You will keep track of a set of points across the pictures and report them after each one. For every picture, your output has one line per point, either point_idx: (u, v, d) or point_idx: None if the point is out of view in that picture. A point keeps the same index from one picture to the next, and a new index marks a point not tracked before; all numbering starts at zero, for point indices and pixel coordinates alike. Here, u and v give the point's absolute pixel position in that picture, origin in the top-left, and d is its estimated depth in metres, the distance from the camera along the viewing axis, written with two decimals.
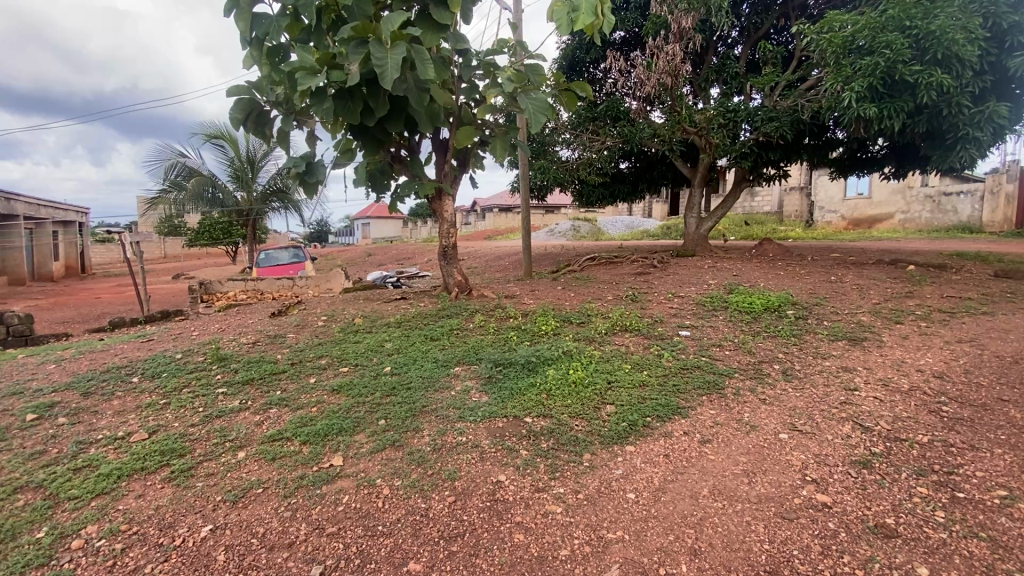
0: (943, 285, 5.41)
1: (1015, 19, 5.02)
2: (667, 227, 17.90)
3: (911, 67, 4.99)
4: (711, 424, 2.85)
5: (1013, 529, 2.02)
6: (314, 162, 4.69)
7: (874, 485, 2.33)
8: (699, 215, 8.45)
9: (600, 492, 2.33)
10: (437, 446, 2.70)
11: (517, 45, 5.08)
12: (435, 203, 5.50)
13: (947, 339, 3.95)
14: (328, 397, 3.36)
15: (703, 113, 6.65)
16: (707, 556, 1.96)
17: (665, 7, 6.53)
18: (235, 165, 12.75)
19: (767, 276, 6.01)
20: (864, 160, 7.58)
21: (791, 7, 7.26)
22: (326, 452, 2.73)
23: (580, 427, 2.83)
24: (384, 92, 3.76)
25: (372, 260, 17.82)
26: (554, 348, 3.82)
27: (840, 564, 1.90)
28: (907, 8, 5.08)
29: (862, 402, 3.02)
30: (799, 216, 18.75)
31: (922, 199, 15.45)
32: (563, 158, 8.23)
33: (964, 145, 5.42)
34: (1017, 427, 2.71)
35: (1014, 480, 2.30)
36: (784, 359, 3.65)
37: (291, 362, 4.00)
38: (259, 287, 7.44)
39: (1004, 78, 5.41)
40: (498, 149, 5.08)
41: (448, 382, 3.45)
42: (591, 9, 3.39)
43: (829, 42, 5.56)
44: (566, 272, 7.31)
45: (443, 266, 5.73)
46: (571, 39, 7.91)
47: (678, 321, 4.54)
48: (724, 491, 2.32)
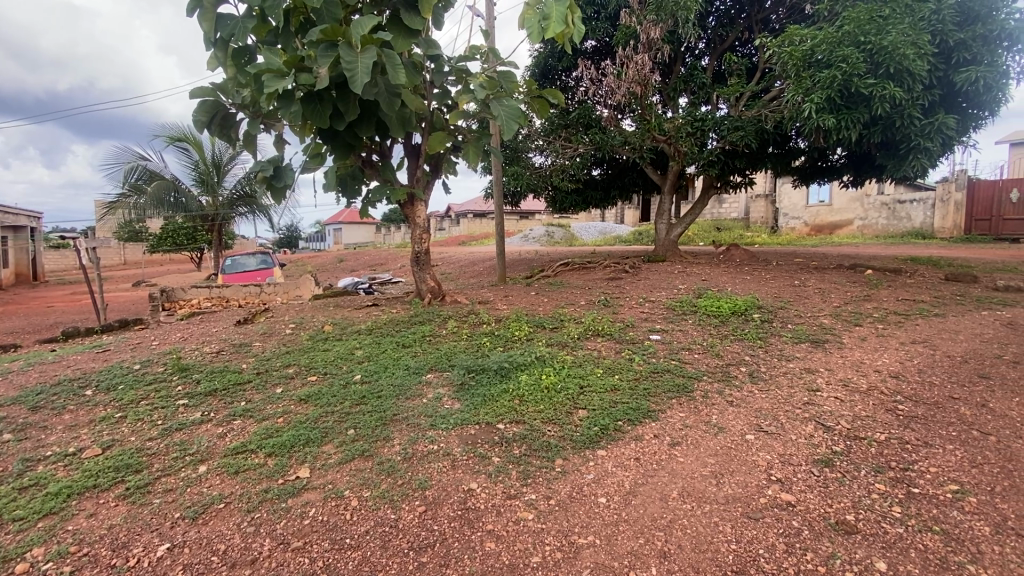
0: (898, 289, 5.64)
1: (959, 37, 5.34)
2: (639, 233, 18.19)
3: (865, 80, 5.22)
4: (680, 426, 2.89)
5: (965, 523, 2.12)
6: (282, 166, 4.60)
7: (835, 483, 2.40)
8: (669, 221, 8.64)
9: (571, 498, 2.32)
10: (408, 456, 2.66)
11: (489, 51, 5.13)
12: (408, 209, 5.47)
13: (902, 339, 4.13)
14: (295, 407, 3.27)
15: (672, 122, 6.80)
16: (676, 558, 1.97)
17: (634, 18, 6.67)
18: (200, 169, 12.37)
19: (734, 280, 6.20)
20: (824, 169, 7.83)
21: (754, 20, 7.51)
22: (293, 464, 2.66)
23: (553, 433, 2.83)
24: (353, 96, 3.74)
25: (344, 266, 17.59)
26: (526, 354, 3.82)
27: (803, 561, 1.95)
28: (861, 24, 5.32)
29: (823, 403, 3.12)
30: (765, 222, 19.51)
31: (878, 206, 16.13)
32: (537, 164, 8.27)
33: (916, 154, 5.68)
34: (967, 424, 2.86)
35: (965, 475, 2.42)
36: (750, 362, 3.75)
37: (258, 371, 3.88)
38: (225, 294, 7.24)
39: (951, 92, 5.73)
40: (471, 154, 5.11)
41: (420, 390, 3.40)
42: (560, 18, 3.52)
43: (789, 55, 5.75)
44: (540, 277, 7.42)
45: (416, 272, 5.68)
46: (543, 48, 8.01)
47: (649, 325, 4.61)
48: (693, 492, 2.35)
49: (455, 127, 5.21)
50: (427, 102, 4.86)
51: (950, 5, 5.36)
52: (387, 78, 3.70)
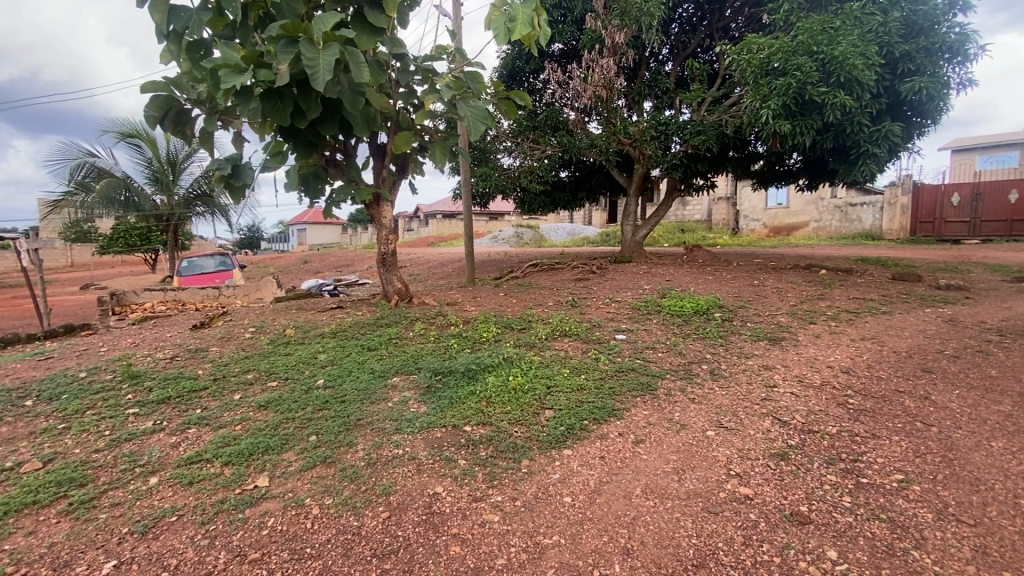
0: (850, 288, 5.91)
1: (904, 49, 5.65)
2: (606, 234, 18.42)
3: (818, 88, 5.45)
4: (644, 424, 2.95)
5: (909, 510, 2.24)
6: (241, 165, 4.45)
7: (790, 475, 2.49)
8: (635, 223, 8.80)
9: (537, 498, 2.33)
10: (372, 461, 2.61)
11: (456, 52, 5.11)
12: (373, 209, 5.38)
13: (853, 336, 4.33)
14: (254, 414, 3.16)
15: (637, 125, 6.94)
16: (639, 555, 2.00)
17: (600, 22, 6.76)
18: (154, 167, 11.84)
19: (697, 280, 6.36)
20: (781, 173, 8.11)
21: (715, 28, 7.73)
22: (251, 472, 2.57)
23: (519, 434, 2.84)
24: (315, 93, 3.64)
25: (309, 267, 17.15)
26: (494, 355, 3.81)
27: (760, 553, 2.01)
28: (814, 35, 5.55)
29: (780, 398, 3.24)
30: (726, 223, 20.25)
31: (832, 209, 16.83)
32: (505, 165, 8.27)
33: (865, 159, 5.95)
34: (911, 416, 3.02)
35: (909, 465, 2.56)
36: (712, 360, 3.85)
37: (214, 377, 3.74)
38: (180, 297, 6.95)
39: (897, 101, 6.05)
40: (438, 155, 5.07)
41: (385, 394, 3.34)
42: (527, 20, 3.59)
43: (748, 63, 5.93)
44: (509, 278, 7.43)
45: (382, 273, 5.59)
46: (511, 49, 8.02)
47: (615, 325, 4.68)
48: (656, 489, 2.39)
49: (421, 127, 5.16)
50: (392, 101, 4.79)
51: (895, 19, 5.66)
52: (350, 76, 3.63)
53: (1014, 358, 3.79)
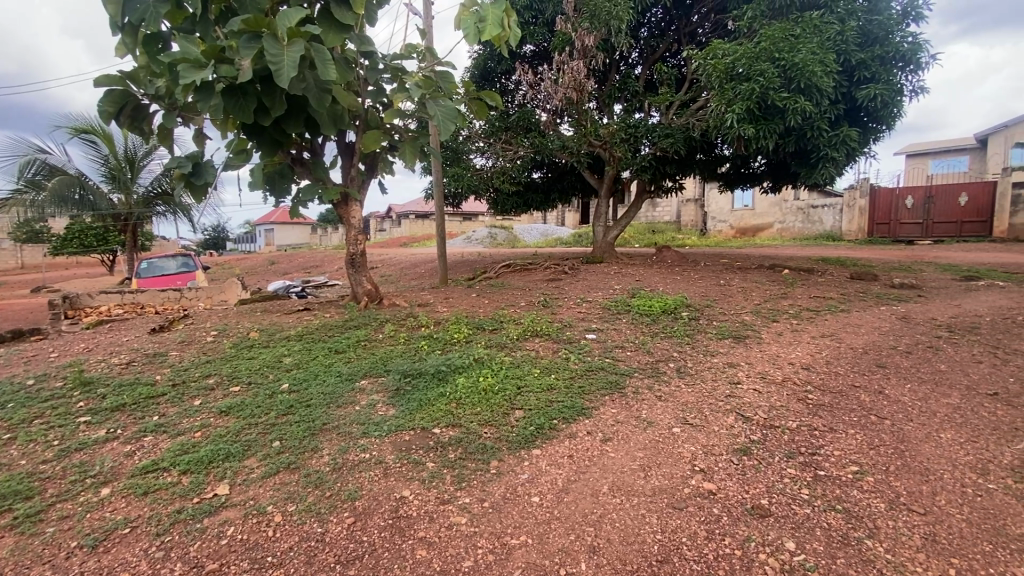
0: (811, 287, 6.12)
1: (859, 57, 5.90)
2: (579, 235, 18.58)
3: (780, 94, 5.61)
4: (612, 422, 2.98)
5: (863, 500, 2.33)
6: (202, 163, 4.30)
7: (752, 470, 2.55)
8: (606, 224, 8.90)
9: (505, 499, 2.32)
10: (337, 466, 2.56)
11: (427, 51, 5.06)
12: (342, 209, 5.29)
13: (813, 333, 4.48)
14: (214, 421, 3.06)
15: (607, 127, 7.02)
16: (604, 552, 2.02)
17: (570, 24, 6.81)
18: (111, 164, 11.33)
19: (666, 280, 6.48)
20: (747, 175, 8.31)
21: (683, 33, 7.88)
22: (211, 481, 2.49)
23: (489, 435, 2.83)
24: (280, 91, 3.55)
25: (277, 269, 16.73)
26: (465, 356, 3.79)
27: (722, 546, 2.05)
28: (776, 42, 5.71)
29: (743, 395, 3.32)
30: (695, 224, 20.81)
31: (795, 211, 17.41)
32: (478, 166, 8.24)
33: (825, 163, 6.16)
34: (866, 409, 3.15)
35: (864, 457, 2.66)
36: (678, 358, 3.92)
37: (173, 383, 3.60)
38: (139, 300, 6.68)
39: (854, 107, 6.31)
40: (407, 154, 5.01)
41: (353, 397, 3.28)
42: (497, 21, 3.59)
43: (714, 68, 6.07)
44: (482, 280, 7.36)
45: (351, 274, 5.49)
46: (482, 49, 8.00)
47: (585, 325, 4.72)
48: (622, 486, 2.42)
49: (390, 126, 5.09)
50: (360, 100, 4.72)
51: (852, 28, 5.89)
52: (316, 73, 3.55)
53: (961, 353, 3.99)
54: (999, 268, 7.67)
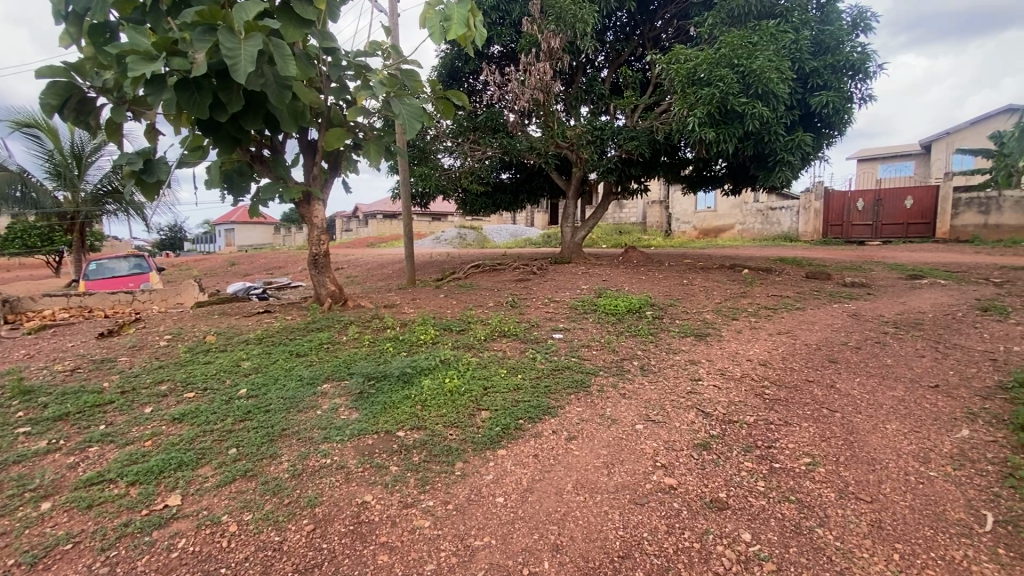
0: (770, 286, 6.34)
1: (812, 65, 6.16)
2: (548, 235, 18.70)
3: (739, 99, 5.79)
4: (577, 421, 3.00)
5: (815, 490, 2.43)
6: (155, 160, 4.12)
7: (711, 464, 2.62)
8: (574, 225, 8.99)
9: (469, 501, 2.31)
10: (297, 472, 2.49)
11: (391, 48, 5.00)
12: (304, 208, 5.16)
13: (770, 331, 4.64)
14: (166, 429, 2.93)
15: (574, 129, 7.09)
16: (567, 550, 2.04)
17: (536, 26, 6.84)
18: (55, 161, 10.74)
19: (632, 280, 6.59)
20: (708, 178, 8.52)
21: (647, 37, 8.03)
22: (161, 491, 2.38)
23: (454, 436, 2.81)
24: (236, 86, 3.44)
25: (238, 270, 16.18)
26: (430, 358, 3.75)
27: (681, 540, 2.10)
28: (735, 49, 5.89)
29: (704, 391, 3.41)
30: (659, 226, 21.31)
31: (754, 212, 17.96)
32: (445, 166, 8.17)
33: (782, 167, 6.39)
34: (819, 403, 3.28)
35: (817, 449, 2.77)
36: (642, 356, 4.00)
37: (122, 390, 3.43)
38: (87, 303, 6.33)
39: (808, 113, 6.59)
40: (372, 153, 4.93)
41: (315, 402, 3.20)
42: (462, 20, 3.58)
43: (676, 72, 6.21)
44: (450, 281, 7.26)
45: (314, 275, 5.36)
46: (449, 49, 7.96)
47: (552, 324, 4.75)
48: (586, 484, 2.44)
49: (354, 123, 5.00)
50: (322, 97, 4.62)
51: (806, 37, 6.14)
52: (275, 68, 3.45)
53: (905, 347, 4.21)
54: (941, 267, 8.13)
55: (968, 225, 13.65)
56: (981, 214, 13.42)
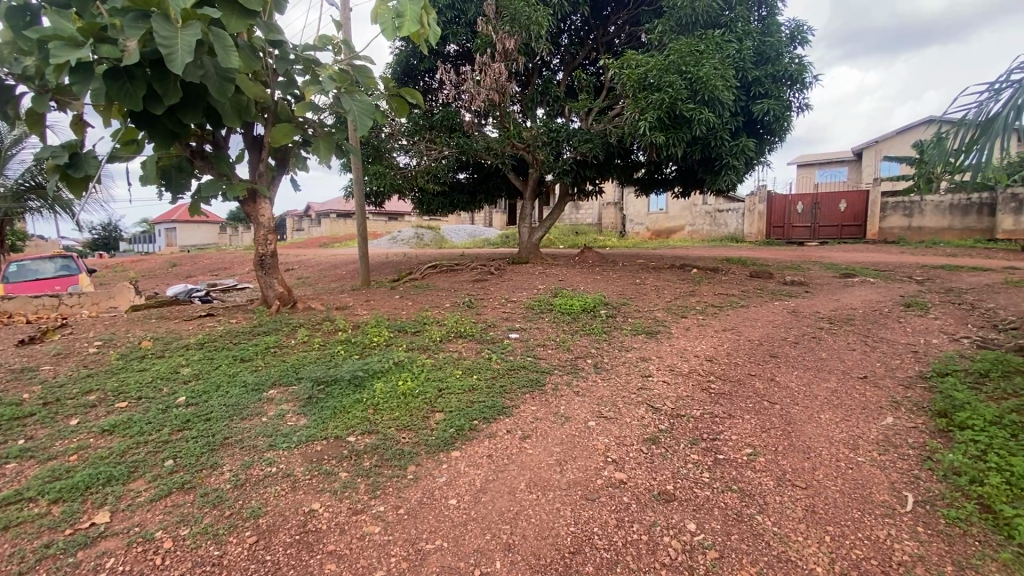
0: (716, 284, 6.61)
1: (754, 74, 6.47)
2: (506, 235, 18.81)
3: (686, 105, 6.00)
4: (532, 420, 3.03)
5: (755, 479, 2.55)
6: (83, 154, 3.83)
7: (659, 457, 2.70)
8: (531, 225, 9.06)
9: (421, 505, 2.28)
10: (239, 483, 2.38)
11: (342, 43, 4.87)
12: (249, 206, 4.96)
13: (716, 327, 4.84)
14: (94, 442, 2.73)
15: (530, 130, 7.14)
16: (519, 549, 2.05)
17: (490, 26, 6.84)
18: None
19: (587, 280, 6.70)
20: (659, 181, 8.78)
21: (600, 42, 8.19)
22: (88, 509, 2.22)
23: (406, 439, 2.77)
24: (174, 77, 3.23)
25: (179, 271, 15.32)
26: (383, 360, 3.68)
27: (630, 533, 2.15)
28: (683, 56, 6.09)
29: (654, 386, 3.52)
30: (614, 227, 21.90)
31: (703, 214, 18.71)
32: (400, 165, 8.03)
33: (727, 170, 6.68)
34: (761, 396, 3.44)
35: (758, 440, 2.90)
36: (596, 354, 4.07)
37: (44, 402, 3.17)
38: (5, 308, 5.82)
39: (751, 120, 6.91)
40: (322, 150, 4.79)
41: (260, 408, 3.08)
42: (415, 17, 3.52)
43: (628, 77, 6.36)
44: (406, 281, 7.19)
45: (261, 276, 5.16)
46: (403, 46, 7.85)
47: (509, 324, 4.76)
48: (539, 482, 2.46)
49: (303, 119, 4.84)
50: (268, 91, 4.44)
51: (748, 47, 6.44)
52: (216, 60, 3.30)
53: (838, 341, 4.50)
54: (871, 266, 8.73)
55: (894, 228, 14.75)
56: (905, 217, 14.54)
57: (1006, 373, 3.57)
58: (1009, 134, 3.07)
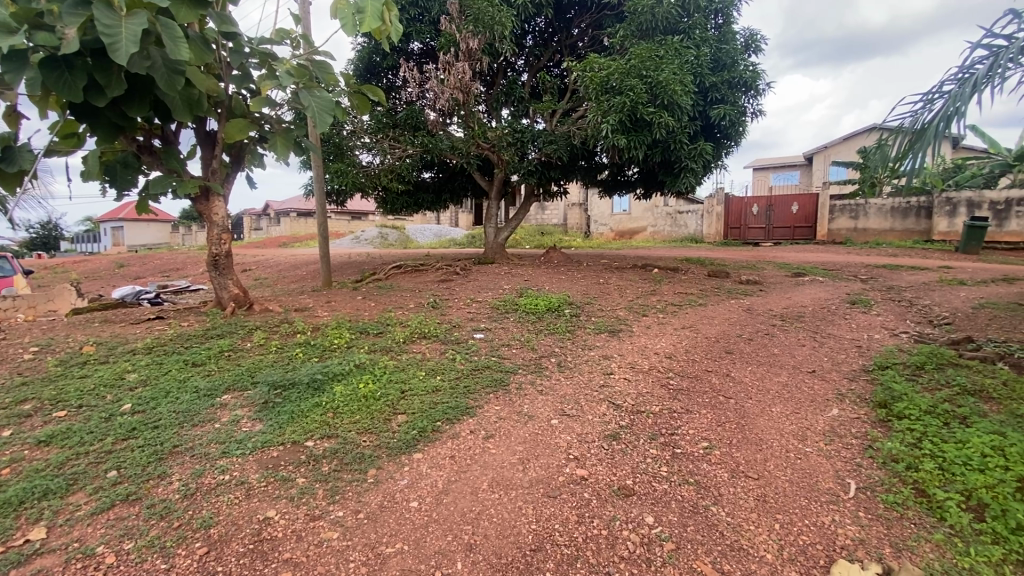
0: (676, 284, 6.79)
1: (711, 80, 6.69)
2: (472, 236, 18.78)
3: (647, 109, 6.14)
4: (495, 419, 3.03)
5: (710, 471, 2.64)
6: (16, 146, 3.59)
7: (620, 453, 2.76)
8: (496, 225, 9.06)
9: (382, 508, 2.25)
10: (189, 492, 2.29)
11: (300, 37, 4.75)
12: (202, 204, 4.76)
13: (675, 325, 4.98)
14: (29, 454, 2.57)
15: (495, 131, 7.15)
16: (481, 549, 2.05)
17: (454, 25, 6.82)
18: None
19: (551, 280, 6.76)
20: (622, 182, 8.95)
21: (564, 44, 8.29)
22: (21, 525, 2.08)
23: (367, 443, 2.72)
24: (117, 67, 3.08)
25: (127, 272, 14.55)
26: (344, 363, 3.61)
27: (590, 528, 2.19)
28: (644, 60, 6.23)
29: (615, 383, 3.59)
30: (579, 227, 22.22)
31: (664, 215, 19.21)
32: (363, 163, 7.89)
33: (686, 173, 6.87)
34: (717, 391, 3.57)
35: (713, 434, 3.00)
36: (560, 353, 4.12)
37: None
38: None
39: (709, 124, 7.14)
40: (279, 147, 4.65)
41: (212, 414, 2.96)
42: (376, 14, 3.46)
43: (590, 80, 6.45)
44: (369, 281, 7.08)
45: (215, 277, 4.96)
46: (366, 43, 7.72)
47: (474, 324, 4.76)
48: (501, 481, 2.47)
49: (259, 115, 4.69)
50: (221, 85, 4.28)
51: (705, 54, 6.65)
52: (164, 51, 3.15)
53: (789, 337, 4.71)
54: (820, 266, 9.15)
55: (842, 229, 15.51)
56: (852, 219, 15.33)
57: (939, 366, 3.83)
58: (939, 139, 3.22)
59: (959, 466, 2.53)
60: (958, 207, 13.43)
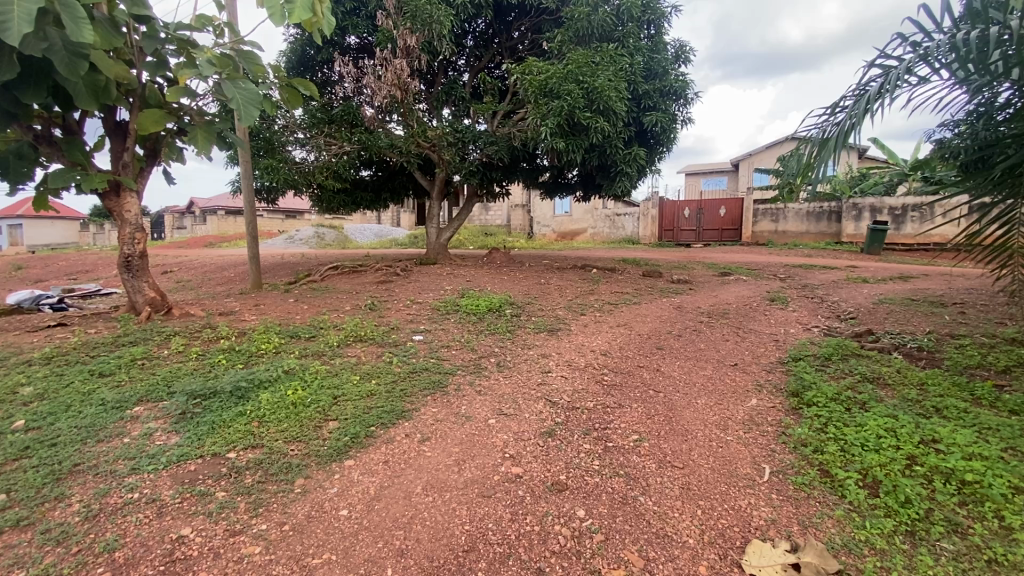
0: (613, 283, 7.02)
1: (644, 87, 6.97)
2: (414, 236, 18.49)
3: (583, 113, 6.29)
4: (431, 422, 3.00)
5: (640, 463, 2.75)
6: None
7: (554, 449, 2.82)
8: (438, 226, 8.96)
9: (310, 518, 2.17)
10: (91, 514, 2.10)
11: (224, 25, 4.49)
12: (112, 200, 4.39)
13: (611, 323, 5.15)
14: None
15: (435, 130, 7.08)
16: (413, 553, 2.03)
17: (391, 22, 6.68)
18: None
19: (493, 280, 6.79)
20: (562, 185, 9.12)
21: (504, 46, 8.35)
22: None
23: (295, 452, 2.62)
24: (8, 48, 2.78)
25: (25, 275, 13.10)
26: (272, 369, 3.45)
27: (523, 526, 2.21)
28: (580, 66, 6.39)
29: (553, 381, 3.67)
30: (522, 228, 22.46)
31: (604, 217, 19.78)
32: (297, 159, 7.57)
33: (621, 176, 7.11)
34: (648, 386, 3.72)
35: (644, 427, 3.13)
36: (499, 353, 4.14)
37: None
38: None
39: (642, 130, 7.43)
40: (200, 140, 4.36)
41: (121, 428, 2.74)
42: (307, 5, 3.34)
43: (529, 82, 6.53)
44: (303, 283, 6.80)
45: (127, 279, 4.58)
46: (298, 35, 7.41)
47: (413, 326, 4.69)
48: (436, 484, 2.46)
49: (177, 105, 4.38)
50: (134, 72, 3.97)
51: (639, 62, 6.92)
52: (63, 32, 2.89)
53: (715, 333, 4.99)
54: (745, 266, 9.77)
55: (765, 231, 16.64)
56: (773, 223, 16.48)
57: (844, 356, 4.20)
58: (840, 149, 3.48)
59: (857, 447, 2.79)
60: (862, 213, 14.71)
